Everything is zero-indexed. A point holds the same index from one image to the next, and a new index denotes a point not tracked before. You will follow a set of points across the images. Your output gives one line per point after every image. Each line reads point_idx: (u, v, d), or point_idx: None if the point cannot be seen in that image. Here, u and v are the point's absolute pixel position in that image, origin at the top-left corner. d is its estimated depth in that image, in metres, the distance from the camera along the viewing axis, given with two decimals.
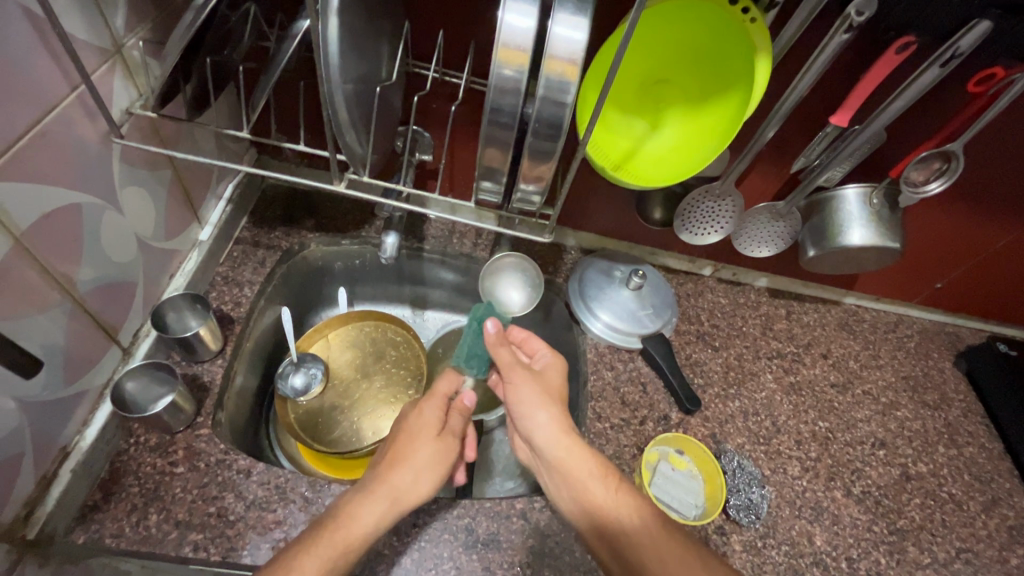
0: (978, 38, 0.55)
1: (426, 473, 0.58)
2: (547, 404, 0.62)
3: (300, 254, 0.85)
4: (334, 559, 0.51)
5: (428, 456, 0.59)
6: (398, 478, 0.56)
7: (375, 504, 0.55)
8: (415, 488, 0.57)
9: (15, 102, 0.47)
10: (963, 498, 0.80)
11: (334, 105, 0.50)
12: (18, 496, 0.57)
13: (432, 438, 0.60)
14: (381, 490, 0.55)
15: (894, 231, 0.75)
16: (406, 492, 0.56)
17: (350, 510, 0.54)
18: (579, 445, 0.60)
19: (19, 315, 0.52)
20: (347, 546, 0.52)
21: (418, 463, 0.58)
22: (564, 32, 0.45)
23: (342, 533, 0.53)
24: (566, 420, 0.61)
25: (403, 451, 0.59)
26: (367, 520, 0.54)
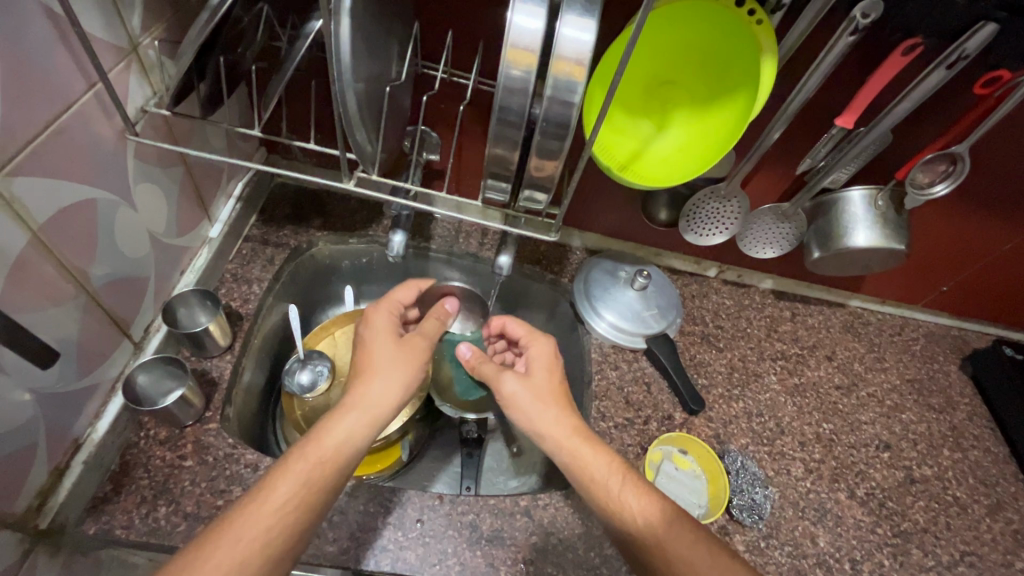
0: (983, 41, 0.55)
1: (393, 381, 0.59)
2: (549, 407, 0.63)
3: (309, 251, 0.86)
4: (311, 476, 0.50)
5: (390, 361, 0.61)
6: (364, 388, 0.58)
7: (347, 416, 0.55)
8: (385, 393, 0.58)
9: (35, 99, 0.48)
10: (968, 502, 0.80)
11: (345, 104, 0.51)
12: (31, 487, 0.58)
13: (391, 347, 0.62)
14: (352, 405, 0.56)
15: (900, 233, 0.75)
16: (376, 399, 0.57)
17: (321, 425, 0.54)
18: (589, 447, 0.59)
19: (36, 308, 0.53)
20: (322, 461, 0.51)
21: (382, 371, 0.60)
22: (572, 33, 0.45)
23: (316, 448, 0.52)
24: (573, 421, 0.62)
25: (367, 368, 0.60)
26: (340, 433, 0.54)
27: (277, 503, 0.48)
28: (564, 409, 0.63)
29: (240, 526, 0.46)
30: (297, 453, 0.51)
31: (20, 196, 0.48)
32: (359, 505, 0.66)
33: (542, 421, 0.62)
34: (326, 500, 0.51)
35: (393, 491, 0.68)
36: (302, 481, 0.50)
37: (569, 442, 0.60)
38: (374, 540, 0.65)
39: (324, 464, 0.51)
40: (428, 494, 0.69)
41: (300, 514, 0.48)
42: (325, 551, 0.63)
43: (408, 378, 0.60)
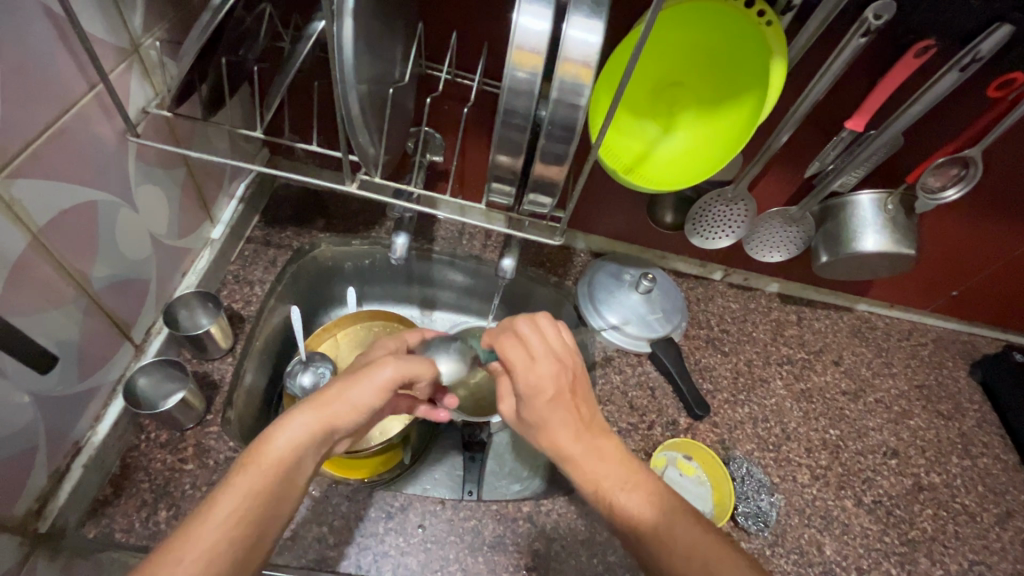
0: (999, 42, 0.54)
1: (357, 386, 0.55)
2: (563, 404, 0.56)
3: (311, 253, 0.85)
4: (254, 485, 0.46)
5: (357, 371, 0.57)
6: (319, 393, 0.54)
7: (296, 419, 0.51)
8: (343, 397, 0.53)
9: (35, 101, 0.47)
10: (977, 510, 0.79)
11: (348, 106, 0.50)
12: (31, 490, 0.57)
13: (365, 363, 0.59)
14: (301, 408, 0.52)
15: (909, 237, 0.74)
16: (331, 402, 0.53)
17: (267, 431, 0.50)
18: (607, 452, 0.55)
19: (36, 311, 0.53)
20: (265, 468, 0.48)
21: (342, 379, 0.55)
22: (579, 34, 0.45)
23: (259, 457, 0.48)
24: (587, 419, 0.57)
25: (333, 378, 0.56)
26: (285, 439, 0.50)
27: (219, 516, 0.44)
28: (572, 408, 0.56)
29: (178, 542, 0.42)
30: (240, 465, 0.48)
31: (20, 198, 0.48)
32: (359, 510, 0.66)
33: (556, 440, 0.55)
34: (272, 514, 0.47)
35: (394, 496, 0.67)
36: (243, 489, 0.46)
37: (580, 454, 0.55)
38: (375, 545, 0.64)
39: (266, 471, 0.48)
40: (430, 499, 0.68)
41: (244, 526, 0.44)
42: (326, 556, 0.63)
43: (374, 392, 0.55)
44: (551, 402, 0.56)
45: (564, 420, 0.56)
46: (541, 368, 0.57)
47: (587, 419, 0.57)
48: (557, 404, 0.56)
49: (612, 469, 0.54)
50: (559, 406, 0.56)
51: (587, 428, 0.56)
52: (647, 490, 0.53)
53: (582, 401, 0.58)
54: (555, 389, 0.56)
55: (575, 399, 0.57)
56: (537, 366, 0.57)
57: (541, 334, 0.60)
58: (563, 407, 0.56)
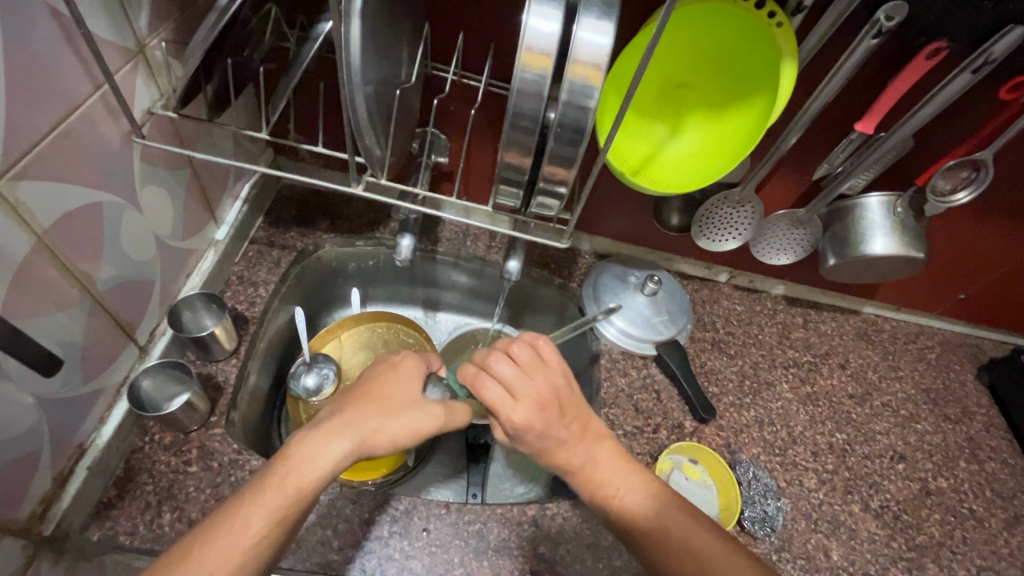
0: (1011, 45, 0.54)
1: (396, 418, 0.54)
2: (561, 424, 0.57)
3: (315, 254, 0.84)
4: (282, 509, 0.47)
5: (402, 401, 0.55)
6: (362, 416, 0.53)
7: (336, 442, 0.50)
8: (384, 430, 0.53)
9: (40, 102, 0.47)
10: (985, 515, 0.79)
11: (355, 108, 0.50)
12: (35, 493, 0.57)
13: (408, 392, 0.57)
14: (344, 428, 0.51)
15: (919, 241, 0.74)
16: (373, 434, 0.52)
17: (308, 444, 0.50)
18: (608, 459, 0.57)
19: (40, 313, 0.52)
20: (298, 491, 0.48)
21: (386, 408, 0.54)
22: (589, 36, 0.44)
23: (294, 477, 0.48)
24: (588, 432, 0.58)
25: (376, 397, 0.55)
26: (324, 461, 0.49)
27: (247, 537, 0.45)
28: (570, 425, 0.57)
29: (204, 554, 0.44)
30: (273, 480, 0.48)
31: (24, 201, 0.48)
32: (364, 513, 0.65)
33: (557, 457, 0.57)
34: (288, 536, 0.48)
35: (399, 499, 0.67)
36: (273, 513, 0.47)
37: (580, 463, 0.57)
38: (379, 549, 0.64)
39: (298, 494, 0.48)
40: (435, 502, 0.68)
41: (264, 549, 0.46)
42: (330, 560, 0.62)
43: (414, 428, 0.54)
44: (548, 427, 0.56)
45: (560, 439, 0.57)
46: (520, 411, 0.56)
47: (580, 425, 0.58)
48: (549, 433, 0.56)
49: (615, 473, 0.56)
50: (555, 427, 0.56)
51: (581, 437, 0.58)
52: (642, 484, 0.56)
53: (577, 416, 0.58)
54: (543, 420, 0.56)
55: (568, 415, 0.58)
56: (512, 409, 0.56)
57: (518, 366, 0.58)
58: (556, 432, 0.56)
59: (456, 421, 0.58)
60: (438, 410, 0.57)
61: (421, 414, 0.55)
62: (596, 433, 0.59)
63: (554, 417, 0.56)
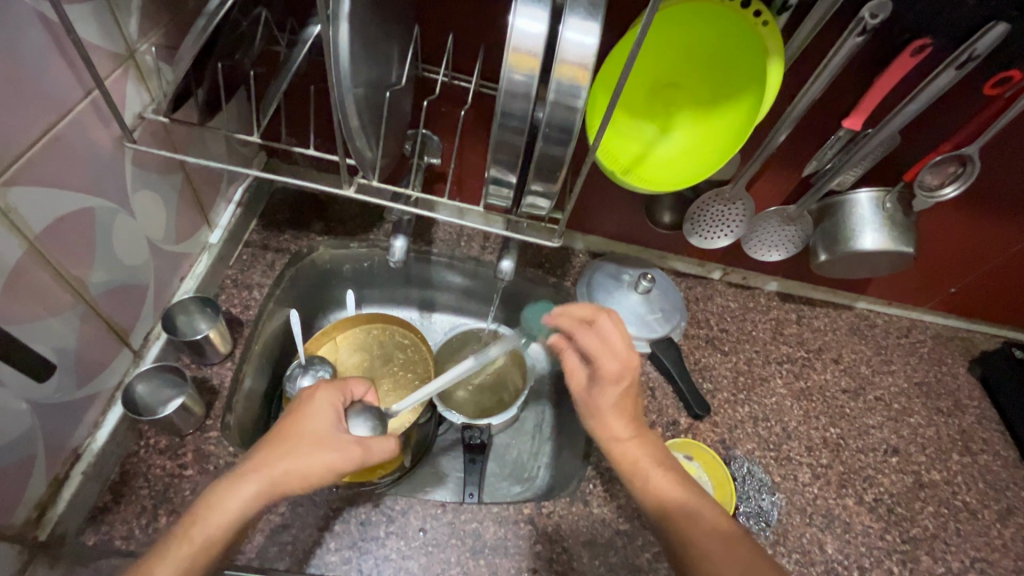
0: (994, 42, 0.54)
1: (306, 458, 0.53)
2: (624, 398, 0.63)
3: (309, 257, 0.84)
4: (195, 559, 0.48)
5: (313, 438, 0.55)
6: (271, 457, 0.53)
7: (242, 487, 0.51)
8: (291, 470, 0.52)
9: (30, 109, 0.47)
10: (978, 507, 0.79)
11: (345, 109, 0.50)
12: (30, 498, 0.57)
13: (314, 433, 0.55)
14: (253, 472, 0.52)
15: (908, 236, 0.75)
16: (280, 474, 0.52)
17: (216, 492, 0.51)
18: (649, 442, 0.63)
19: (33, 319, 0.52)
20: (204, 540, 0.49)
21: (295, 447, 0.53)
22: (576, 36, 0.45)
23: (204, 525, 0.49)
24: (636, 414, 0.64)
25: (281, 438, 0.54)
26: (234, 505, 0.50)
27: None
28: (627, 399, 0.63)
29: None
30: (183, 534, 0.49)
31: (16, 206, 0.48)
32: (360, 514, 0.65)
33: (604, 422, 0.63)
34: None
35: (395, 499, 0.67)
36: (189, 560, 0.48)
37: (624, 437, 0.62)
38: (377, 550, 0.64)
39: (206, 544, 0.49)
40: (431, 502, 0.68)
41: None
42: (327, 560, 0.62)
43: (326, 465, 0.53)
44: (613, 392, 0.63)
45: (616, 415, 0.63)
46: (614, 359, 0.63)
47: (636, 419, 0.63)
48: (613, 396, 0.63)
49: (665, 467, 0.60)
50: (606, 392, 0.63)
51: (632, 421, 0.63)
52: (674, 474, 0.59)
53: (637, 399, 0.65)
54: (619, 385, 0.63)
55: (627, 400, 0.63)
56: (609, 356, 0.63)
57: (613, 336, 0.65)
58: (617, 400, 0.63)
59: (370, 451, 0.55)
60: (345, 446, 0.55)
61: (326, 449, 0.54)
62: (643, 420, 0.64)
63: (625, 386, 0.63)
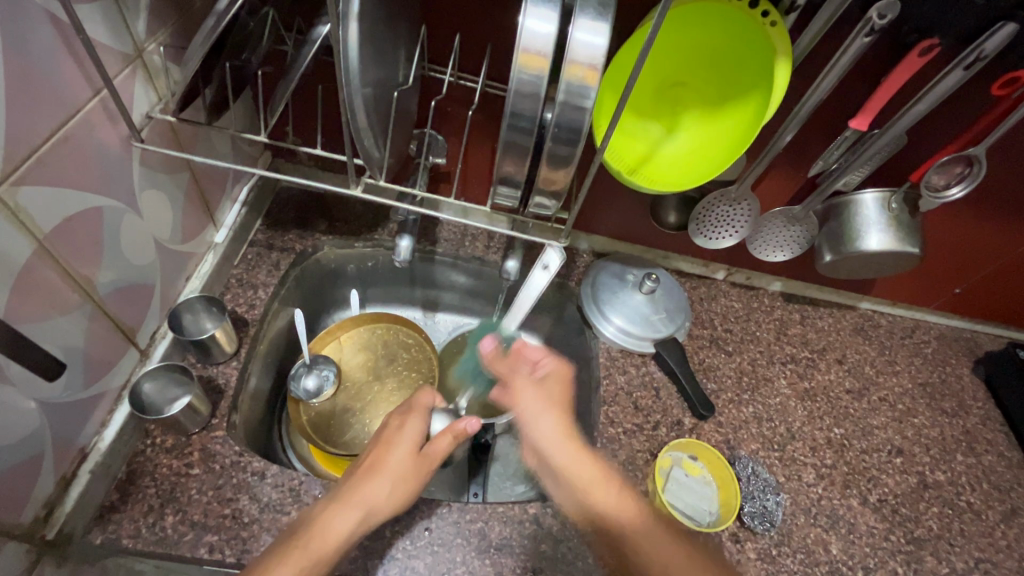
0: (1002, 42, 0.54)
1: (403, 488, 0.59)
2: (552, 415, 0.63)
3: (313, 256, 0.85)
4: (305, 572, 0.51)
5: (406, 468, 0.60)
6: (374, 487, 0.58)
7: (350, 512, 0.56)
8: (390, 498, 0.58)
9: (40, 110, 0.47)
10: (982, 508, 0.79)
11: (354, 109, 0.50)
12: (38, 497, 0.57)
13: (405, 458, 0.60)
14: (358, 500, 0.57)
15: (914, 236, 0.74)
16: (381, 502, 0.57)
17: (329, 515, 0.56)
18: (579, 454, 0.60)
19: (42, 318, 0.53)
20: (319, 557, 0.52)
21: (394, 478, 0.59)
22: (585, 36, 0.45)
23: (318, 543, 0.53)
24: (571, 429, 0.62)
25: (378, 465, 0.59)
26: (341, 528, 0.55)
27: None
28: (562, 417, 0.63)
29: None
30: (300, 545, 0.52)
31: (25, 205, 0.48)
32: None
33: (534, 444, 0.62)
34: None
35: None
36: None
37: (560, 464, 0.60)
38: (383, 549, 0.64)
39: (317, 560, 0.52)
40: (436, 502, 0.68)
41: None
42: None
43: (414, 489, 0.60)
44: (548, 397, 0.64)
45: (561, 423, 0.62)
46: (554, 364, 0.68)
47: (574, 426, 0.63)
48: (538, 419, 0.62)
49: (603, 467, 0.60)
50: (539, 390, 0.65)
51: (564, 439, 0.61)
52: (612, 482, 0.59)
53: (567, 414, 0.64)
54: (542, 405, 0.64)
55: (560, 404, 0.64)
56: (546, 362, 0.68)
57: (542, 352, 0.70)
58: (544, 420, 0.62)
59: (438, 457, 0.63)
60: (423, 458, 0.61)
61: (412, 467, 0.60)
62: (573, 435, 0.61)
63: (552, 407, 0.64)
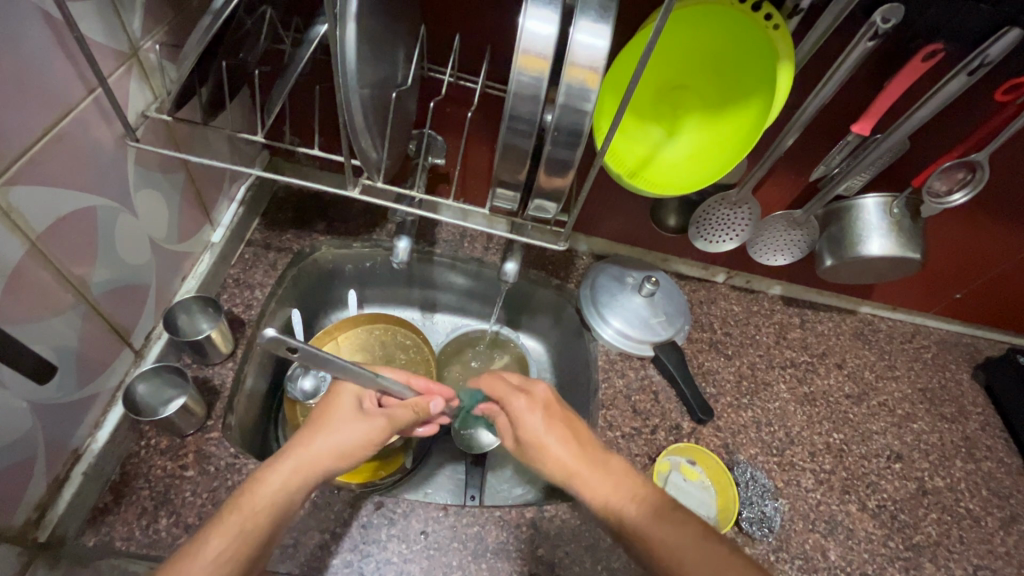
0: (1007, 48, 0.54)
1: (334, 440, 0.57)
2: (563, 436, 0.61)
3: (311, 256, 0.84)
4: (233, 534, 0.49)
5: (338, 420, 0.59)
6: (306, 440, 0.57)
7: (280, 467, 0.54)
8: (320, 450, 0.56)
9: (32, 108, 0.47)
10: (981, 514, 0.79)
11: (351, 110, 0.50)
12: (30, 499, 0.56)
13: (348, 414, 0.60)
14: (288, 457, 0.55)
15: (916, 241, 0.74)
16: (311, 453, 0.56)
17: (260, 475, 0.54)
18: (606, 475, 0.57)
19: (34, 319, 0.52)
20: (252, 520, 0.50)
21: (325, 432, 0.58)
22: (586, 39, 0.44)
23: (249, 500, 0.51)
24: (587, 447, 0.60)
25: (322, 424, 0.59)
26: (269, 488, 0.53)
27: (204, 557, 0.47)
28: (571, 436, 0.61)
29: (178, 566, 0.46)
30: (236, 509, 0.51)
31: (18, 205, 0.47)
32: (362, 516, 0.65)
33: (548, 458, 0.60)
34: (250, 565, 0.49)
35: (397, 502, 0.67)
36: (232, 542, 0.49)
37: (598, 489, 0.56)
38: (379, 554, 0.63)
39: (251, 523, 0.50)
40: (433, 505, 0.67)
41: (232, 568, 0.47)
42: (329, 564, 0.62)
43: (352, 438, 0.58)
44: (530, 415, 0.63)
45: (557, 432, 0.61)
46: (541, 388, 0.66)
47: (574, 434, 0.61)
48: (550, 441, 0.60)
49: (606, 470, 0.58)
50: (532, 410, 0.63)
51: (588, 458, 0.59)
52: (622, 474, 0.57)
53: (572, 425, 0.62)
54: (544, 423, 0.62)
55: (555, 418, 0.62)
56: (533, 388, 0.66)
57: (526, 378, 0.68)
58: (554, 435, 0.61)
59: (393, 421, 0.60)
60: (374, 417, 0.59)
61: (361, 424, 0.59)
62: (601, 460, 0.59)
63: (557, 420, 0.62)
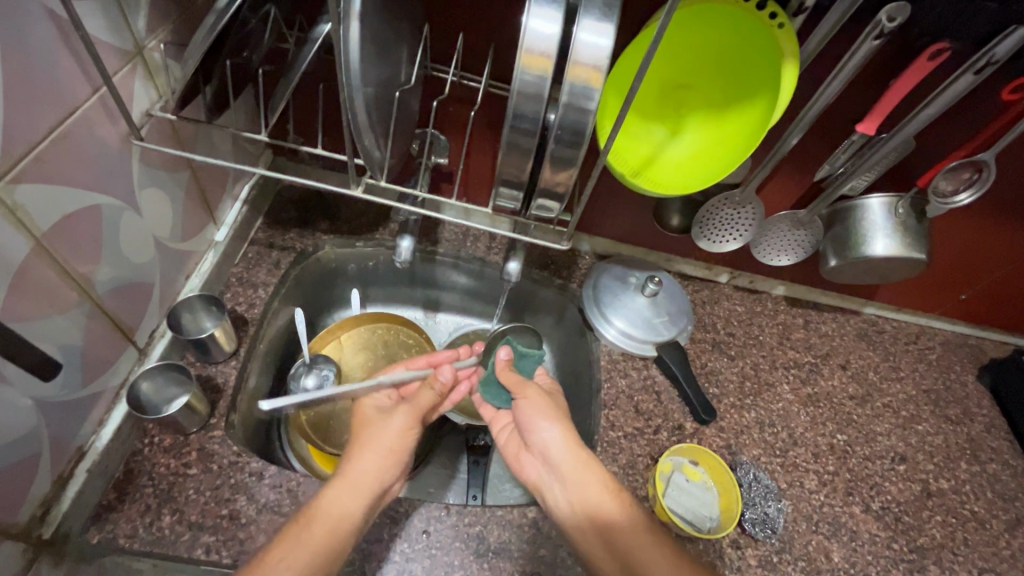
0: (1015, 46, 0.53)
1: (375, 452, 0.60)
2: (558, 421, 0.63)
3: (314, 255, 0.84)
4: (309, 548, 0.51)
5: (372, 433, 0.62)
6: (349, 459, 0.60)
7: (333, 487, 0.57)
8: (366, 465, 0.59)
9: (38, 107, 0.47)
10: (986, 517, 0.79)
11: (354, 108, 0.50)
12: (35, 496, 0.57)
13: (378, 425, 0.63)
14: (338, 478, 0.58)
15: (921, 241, 0.74)
16: (356, 467, 0.58)
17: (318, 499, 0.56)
18: (589, 461, 0.59)
19: (39, 316, 0.52)
20: (320, 536, 0.52)
21: (362, 446, 0.61)
22: (589, 37, 0.44)
23: (312, 520, 0.53)
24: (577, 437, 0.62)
25: (360, 440, 0.62)
26: (330, 506, 0.55)
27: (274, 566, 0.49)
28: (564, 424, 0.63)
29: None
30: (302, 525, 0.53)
31: (23, 203, 0.47)
32: None
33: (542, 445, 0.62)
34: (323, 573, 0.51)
35: (399, 501, 0.67)
36: (295, 554, 0.51)
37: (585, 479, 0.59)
38: (381, 552, 0.63)
39: (318, 539, 0.52)
40: (435, 504, 0.67)
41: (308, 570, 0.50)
42: None
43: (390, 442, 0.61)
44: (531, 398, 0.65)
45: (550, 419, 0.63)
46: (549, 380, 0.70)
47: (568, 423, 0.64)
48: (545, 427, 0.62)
49: (579, 484, 0.58)
50: (535, 401, 0.64)
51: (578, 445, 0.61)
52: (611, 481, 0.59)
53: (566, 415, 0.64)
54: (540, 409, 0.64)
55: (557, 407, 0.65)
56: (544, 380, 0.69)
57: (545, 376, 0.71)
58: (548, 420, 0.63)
59: (418, 405, 0.63)
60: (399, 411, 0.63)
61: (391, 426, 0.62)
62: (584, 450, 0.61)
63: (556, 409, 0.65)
